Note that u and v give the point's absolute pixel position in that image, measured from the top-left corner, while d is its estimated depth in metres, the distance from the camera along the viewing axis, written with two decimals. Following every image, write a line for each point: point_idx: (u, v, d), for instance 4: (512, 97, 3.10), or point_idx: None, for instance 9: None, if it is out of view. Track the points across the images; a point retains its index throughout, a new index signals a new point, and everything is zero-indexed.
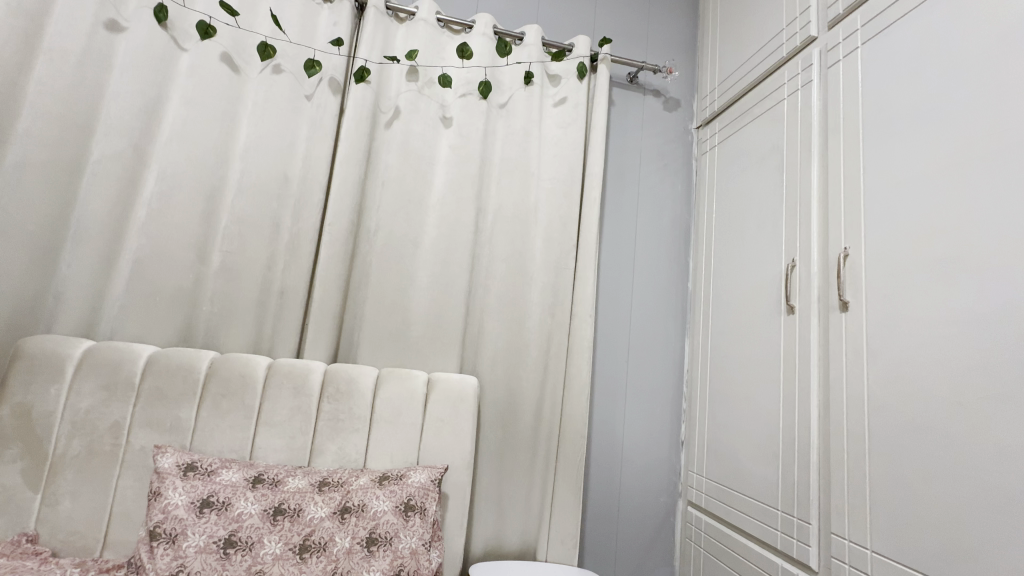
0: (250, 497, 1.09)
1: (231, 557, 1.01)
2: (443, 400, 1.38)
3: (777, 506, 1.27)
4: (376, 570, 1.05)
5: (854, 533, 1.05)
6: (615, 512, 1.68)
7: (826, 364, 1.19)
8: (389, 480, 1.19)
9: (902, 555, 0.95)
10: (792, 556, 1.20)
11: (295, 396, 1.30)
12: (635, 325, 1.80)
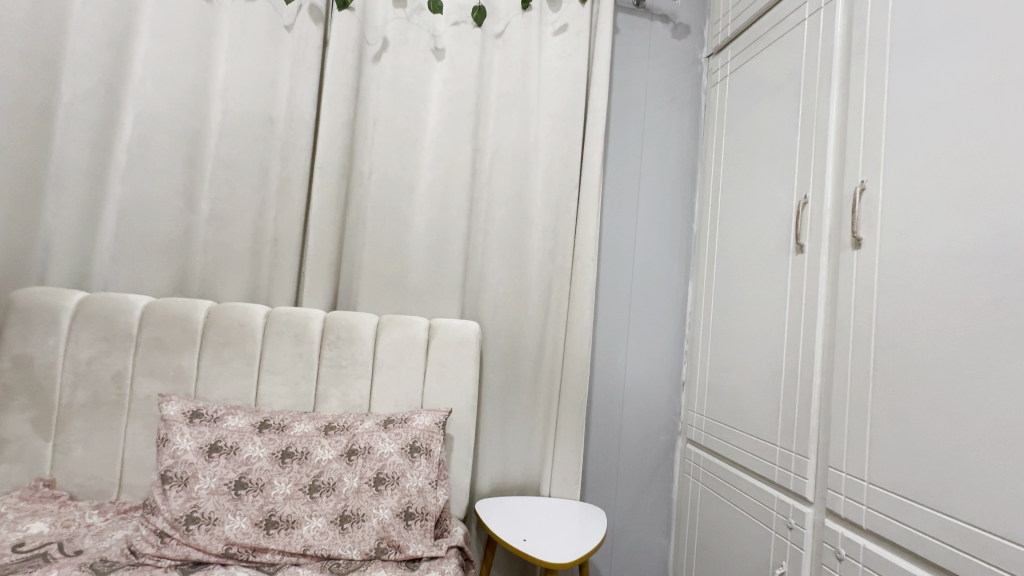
0: (257, 441, 1.11)
1: (243, 497, 1.04)
2: (444, 345, 1.38)
3: (776, 442, 1.29)
4: (385, 507, 1.08)
5: (851, 466, 1.07)
6: (616, 450, 1.72)
7: (834, 302, 1.17)
8: (393, 423, 1.21)
9: (898, 485, 0.97)
10: (788, 488, 1.24)
11: (296, 343, 1.29)
12: (639, 268, 1.77)
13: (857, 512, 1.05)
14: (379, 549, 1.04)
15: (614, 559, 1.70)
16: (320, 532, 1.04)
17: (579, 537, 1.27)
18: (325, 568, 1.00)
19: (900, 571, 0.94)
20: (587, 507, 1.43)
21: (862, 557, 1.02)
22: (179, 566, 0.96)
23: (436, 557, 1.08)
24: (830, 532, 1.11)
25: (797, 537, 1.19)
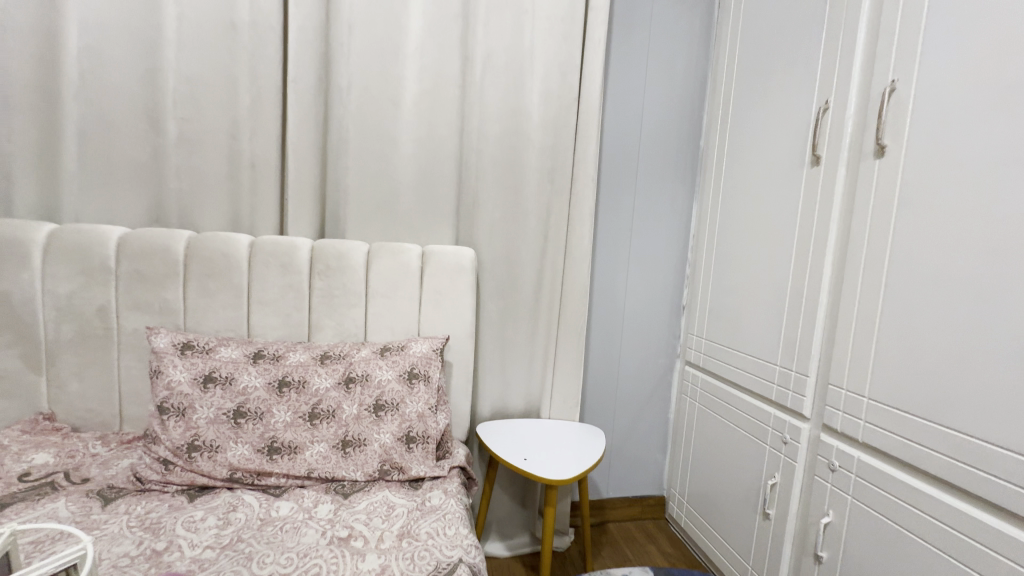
0: (253, 371, 1.09)
1: (243, 425, 1.04)
2: (439, 273, 1.33)
3: (776, 362, 1.29)
4: (386, 432, 1.09)
5: (852, 383, 1.07)
6: (615, 374, 1.74)
7: (848, 218, 1.11)
8: (390, 352, 1.19)
9: (899, 399, 0.96)
10: (786, 406, 1.25)
11: (285, 273, 1.24)
12: (641, 189, 1.68)
13: (854, 426, 1.05)
14: (382, 471, 1.07)
15: (612, 474, 1.77)
16: (323, 456, 1.05)
17: (578, 455, 1.30)
18: (330, 489, 1.02)
19: (893, 480, 0.96)
20: (586, 428, 1.46)
21: (855, 468, 1.04)
22: (185, 491, 0.97)
23: (439, 476, 1.10)
24: (825, 445, 1.13)
25: (792, 451, 1.22)
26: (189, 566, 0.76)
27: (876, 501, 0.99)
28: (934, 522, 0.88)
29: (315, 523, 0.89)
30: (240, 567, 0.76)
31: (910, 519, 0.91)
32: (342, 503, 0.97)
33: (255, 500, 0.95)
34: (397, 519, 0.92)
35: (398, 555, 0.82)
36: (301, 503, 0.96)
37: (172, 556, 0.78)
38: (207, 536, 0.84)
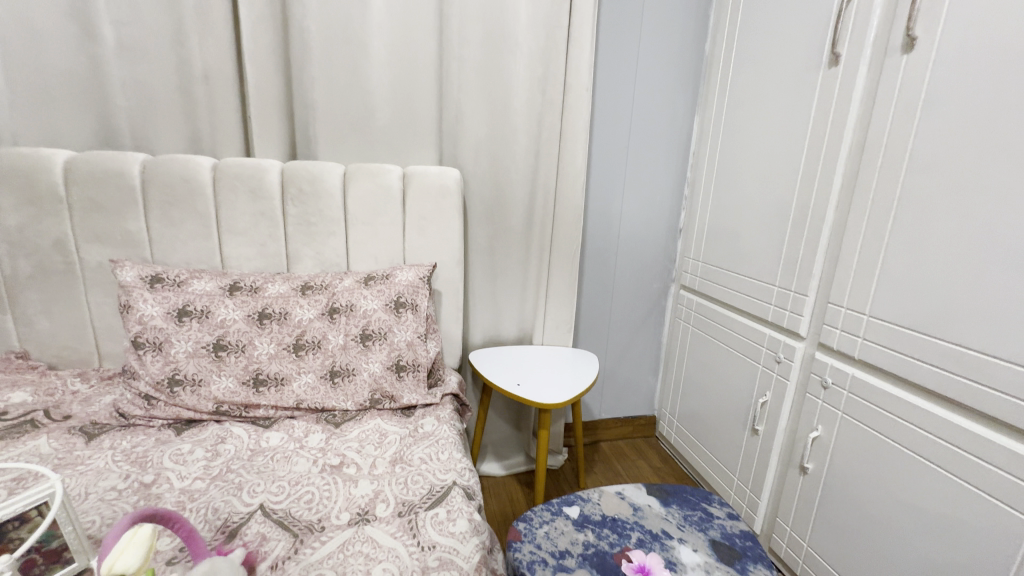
0: (230, 304, 1.04)
1: (225, 358, 1.00)
2: (423, 197, 1.24)
3: (774, 282, 1.25)
4: (375, 361, 1.07)
5: (853, 301, 1.04)
6: (609, 300, 1.71)
7: (865, 125, 1.02)
8: (375, 280, 1.14)
9: (901, 316, 0.94)
10: (782, 326, 1.23)
11: (255, 200, 1.14)
12: (640, 101, 1.54)
13: (851, 343, 1.04)
14: (373, 400, 1.05)
15: (605, 396, 1.80)
16: (311, 387, 1.03)
17: (571, 380, 1.30)
18: (321, 418, 1.00)
19: (887, 395, 0.96)
20: (579, 354, 1.45)
21: (849, 385, 1.04)
22: (171, 424, 0.95)
23: (431, 403, 1.09)
24: (819, 364, 1.12)
25: (785, 370, 1.21)
26: (179, 497, 0.75)
27: (867, 416, 1.00)
28: (925, 434, 0.88)
29: (307, 451, 0.88)
30: (231, 497, 0.75)
31: (902, 432, 0.92)
32: (334, 431, 0.96)
33: (244, 431, 0.94)
34: (389, 445, 0.92)
35: (391, 480, 0.81)
36: (292, 433, 0.94)
37: (161, 489, 0.77)
38: (196, 468, 0.82)
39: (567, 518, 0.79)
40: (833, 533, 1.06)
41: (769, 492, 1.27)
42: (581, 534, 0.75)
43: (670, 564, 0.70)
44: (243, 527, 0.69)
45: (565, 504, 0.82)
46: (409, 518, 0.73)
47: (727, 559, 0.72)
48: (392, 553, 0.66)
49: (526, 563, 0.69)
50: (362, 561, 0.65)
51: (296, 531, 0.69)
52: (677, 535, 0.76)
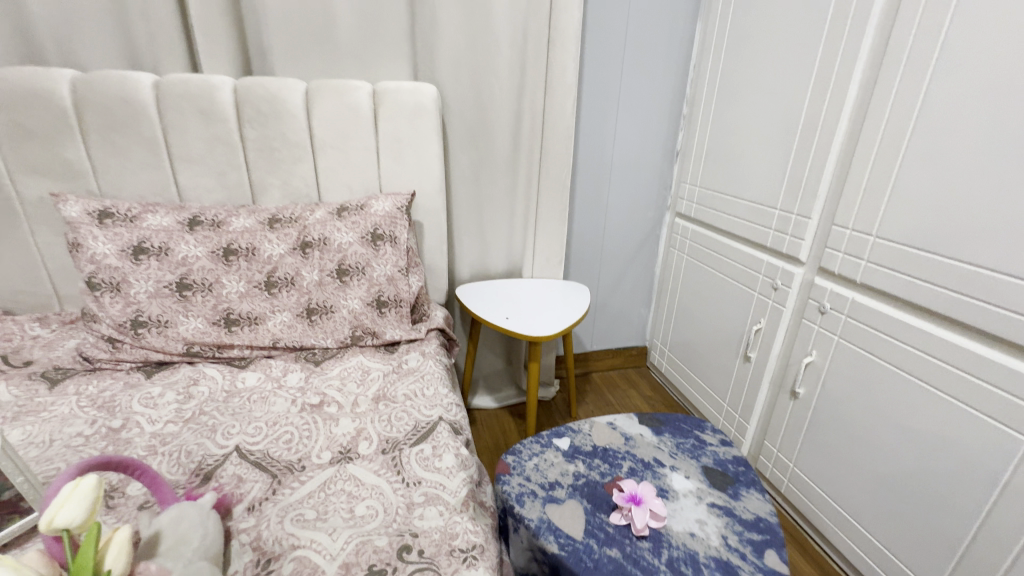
0: (191, 240, 0.96)
1: (192, 299, 0.94)
2: (396, 117, 1.12)
3: (776, 205, 1.18)
4: (354, 297, 1.01)
5: (859, 223, 0.98)
6: (601, 230, 1.64)
7: (891, 21, 0.90)
8: (348, 212, 1.05)
9: (911, 236, 0.88)
10: (781, 251, 1.18)
11: (207, 123, 1.02)
12: (636, 4, 1.37)
13: (854, 267, 0.99)
14: (354, 337, 1.00)
15: (596, 329, 1.78)
16: (287, 326, 0.98)
17: (562, 313, 1.26)
18: (300, 357, 0.96)
19: (888, 319, 0.92)
20: (570, 286, 1.41)
21: (847, 309, 1.01)
22: (141, 367, 0.90)
23: (416, 339, 1.05)
24: (818, 289, 1.08)
25: (781, 297, 1.18)
26: (149, 442, 0.71)
27: (865, 341, 0.97)
28: (925, 357, 0.86)
29: (285, 391, 0.84)
30: (205, 440, 0.71)
31: (901, 355, 0.90)
32: (314, 370, 0.92)
33: (218, 372, 0.89)
34: (372, 383, 0.88)
35: (374, 418, 0.78)
36: (270, 373, 0.90)
37: (131, 433, 0.73)
38: (167, 411, 0.78)
39: (557, 449, 0.77)
40: (821, 454, 1.08)
41: (758, 417, 1.28)
42: (572, 465, 0.74)
43: (662, 492, 0.69)
44: (218, 470, 0.66)
45: (555, 436, 0.80)
46: (394, 455, 0.70)
47: (720, 485, 0.71)
48: (376, 491, 0.64)
49: (515, 495, 0.68)
50: (345, 500, 0.62)
51: (275, 472, 0.66)
52: (669, 463, 0.75)
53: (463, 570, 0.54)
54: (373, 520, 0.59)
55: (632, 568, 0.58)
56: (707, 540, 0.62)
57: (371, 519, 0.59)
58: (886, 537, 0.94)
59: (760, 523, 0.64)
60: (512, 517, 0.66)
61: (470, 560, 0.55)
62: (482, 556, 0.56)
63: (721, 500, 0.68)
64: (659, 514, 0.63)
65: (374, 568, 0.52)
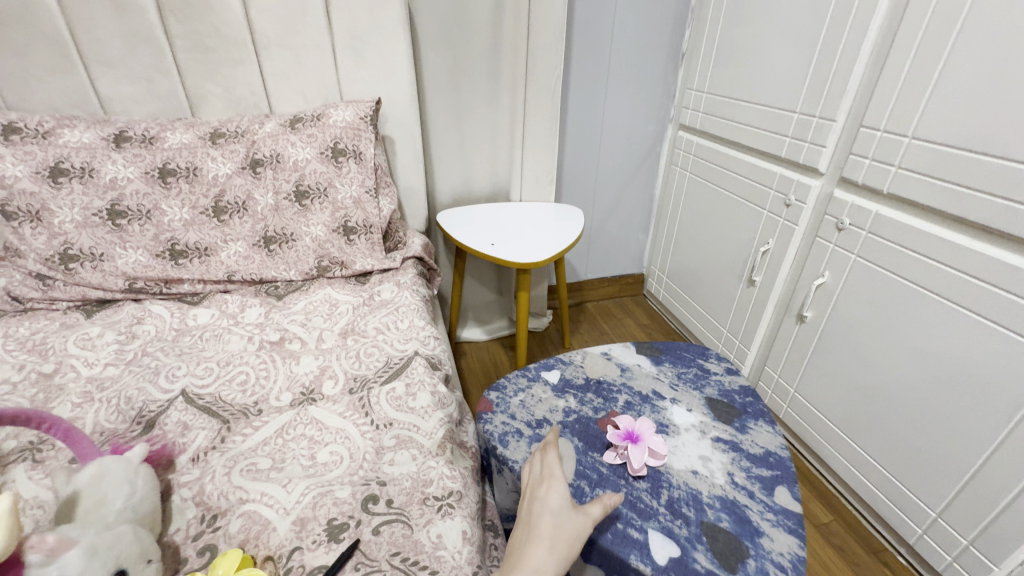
0: (119, 159, 0.82)
1: (128, 228, 0.82)
2: (352, 5, 0.94)
3: (795, 109, 1.04)
4: (317, 223, 0.90)
5: (892, 123, 0.85)
6: (596, 146, 1.48)
7: None
8: (303, 123, 0.91)
9: (955, 136, 0.76)
10: (797, 162, 1.05)
11: (121, 13, 0.83)
12: None
13: (881, 176, 0.87)
14: (320, 268, 0.91)
15: (591, 256, 1.68)
16: (243, 258, 0.87)
17: (553, 238, 1.15)
18: (260, 291, 0.86)
19: (915, 233, 0.82)
20: (562, 209, 1.28)
21: (869, 225, 0.90)
22: (79, 307, 0.80)
23: (390, 269, 0.95)
24: (837, 203, 0.96)
25: (794, 213, 1.07)
26: (84, 388, 0.63)
27: (884, 258, 0.88)
28: (954, 274, 0.77)
29: (241, 328, 0.75)
30: (147, 383, 0.63)
31: (925, 273, 0.81)
32: (275, 305, 0.82)
33: (166, 310, 0.79)
34: (340, 317, 0.79)
35: (340, 355, 0.70)
36: (225, 309, 0.80)
37: (65, 379, 0.65)
38: (107, 353, 0.69)
39: (546, 383, 0.70)
40: (826, 379, 1.03)
41: (760, 343, 1.22)
42: (561, 400, 0.67)
43: (661, 427, 0.63)
44: (161, 417, 0.58)
45: (543, 369, 0.73)
46: (362, 395, 0.63)
47: (725, 417, 0.65)
48: (341, 435, 0.57)
49: (498, 436, 0.61)
50: (305, 446, 0.56)
51: (226, 417, 0.59)
52: (669, 395, 0.68)
53: (437, 521, 0.47)
54: (336, 468, 0.53)
55: (626, 510, 0.52)
56: (711, 478, 0.56)
57: (334, 467, 0.53)
58: (888, 462, 0.91)
59: (769, 458, 0.59)
60: (494, 458, 0.60)
61: (446, 509, 0.49)
62: (459, 504, 0.50)
63: (727, 435, 0.62)
64: (659, 452, 0.57)
65: (334, 523, 0.46)
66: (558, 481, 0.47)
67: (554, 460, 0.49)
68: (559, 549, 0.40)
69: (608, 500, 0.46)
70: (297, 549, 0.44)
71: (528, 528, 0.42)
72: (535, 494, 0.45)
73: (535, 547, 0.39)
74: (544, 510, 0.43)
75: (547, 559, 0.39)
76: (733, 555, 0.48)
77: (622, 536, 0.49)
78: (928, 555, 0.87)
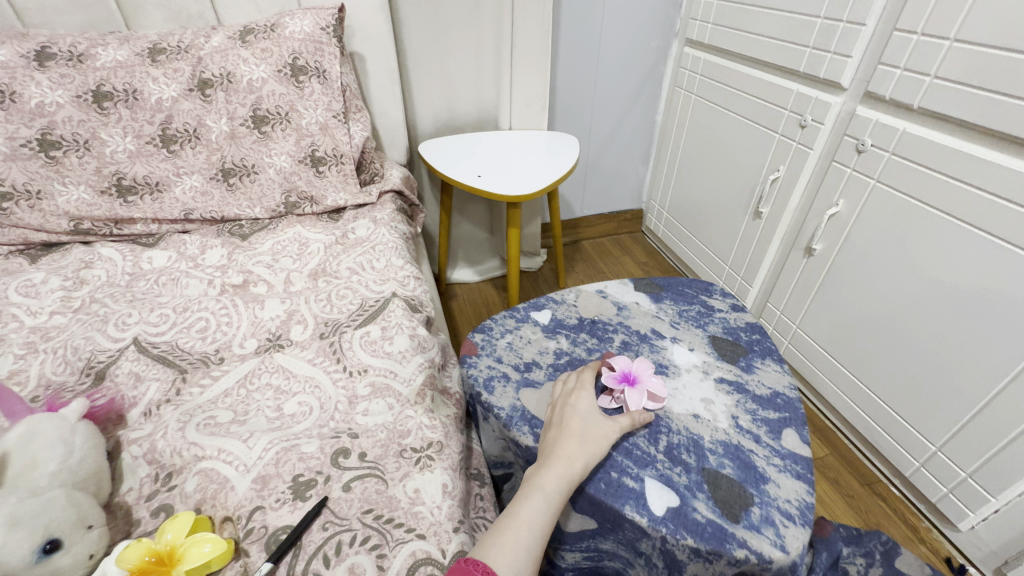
0: (42, 79, 0.70)
1: (65, 161, 0.72)
2: None
3: (818, 13, 0.91)
4: (280, 153, 0.81)
5: (932, 24, 0.73)
6: (593, 67, 1.35)
7: None
8: (255, 35, 0.79)
9: (1006, 35, 0.65)
10: (817, 77, 0.94)
11: None
12: None
13: (913, 89, 0.77)
14: (288, 204, 0.83)
15: (587, 191, 1.59)
16: (199, 193, 0.79)
17: (545, 168, 1.06)
18: (222, 231, 0.79)
19: (946, 152, 0.74)
20: (557, 137, 1.18)
21: (894, 145, 0.81)
22: (22, 252, 0.72)
23: (365, 204, 0.87)
24: (858, 122, 0.86)
25: (808, 136, 0.97)
26: (27, 338, 0.56)
27: (906, 183, 0.80)
28: (984, 197, 0.70)
29: (201, 271, 0.69)
30: (95, 332, 0.57)
31: (951, 198, 0.74)
32: (239, 245, 0.75)
33: (117, 252, 0.72)
34: (311, 257, 0.72)
35: (310, 297, 0.64)
36: (184, 252, 0.73)
37: (6, 329, 0.58)
38: (52, 301, 0.62)
39: (536, 324, 0.65)
40: (831, 314, 0.98)
41: (763, 278, 1.17)
42: (552, 341, 0.62)
43: (661, 368, 0.58)
44: (111, 368, 0.52)
45: (533, 309, 0.67)
46: (333, 340, 0.57)
47: (730, 356, 0.60)
48: (311, 384, 0.52)
49: (483, 381, 0.56)
50: (271, 397, 0.51)
51: (183, 366, 0.54)
52: (670, 334, 0.63)
53: (415, 475, 0.43)
54: (304, 420, 0.48)
55: (622, 458, 0.48)
56: (713, 422, 0.52)
57: (303, 419, 0.48)
58: (890, 397, 0.89)
59: (776, 399, 0.55)
60: (479, 405, 0.56)
61: (424, 461, 0.45)
62: (440, 455, 0.45)
63: (731, 375, 0.58)
64: (658, 395, 0.53)
65: (300, 480, 0.42)
66: (589, 391, 0.50)
67: (588, 376, 0.52)
68: (588, 445, 0.44)
69: (634, 415, 0.49)
70: (258, 508, 0.40)
71: (560, 428, 0.45)
72: (565, 401, 0.49)
73: (566, 442, 0.43)
74: (574, 413, 0.47)
75: (578, 451, 0.43)
76: (736, 504, 0.44)
77: (617, 486, 0.45)
78: (923, 487, 0.86)
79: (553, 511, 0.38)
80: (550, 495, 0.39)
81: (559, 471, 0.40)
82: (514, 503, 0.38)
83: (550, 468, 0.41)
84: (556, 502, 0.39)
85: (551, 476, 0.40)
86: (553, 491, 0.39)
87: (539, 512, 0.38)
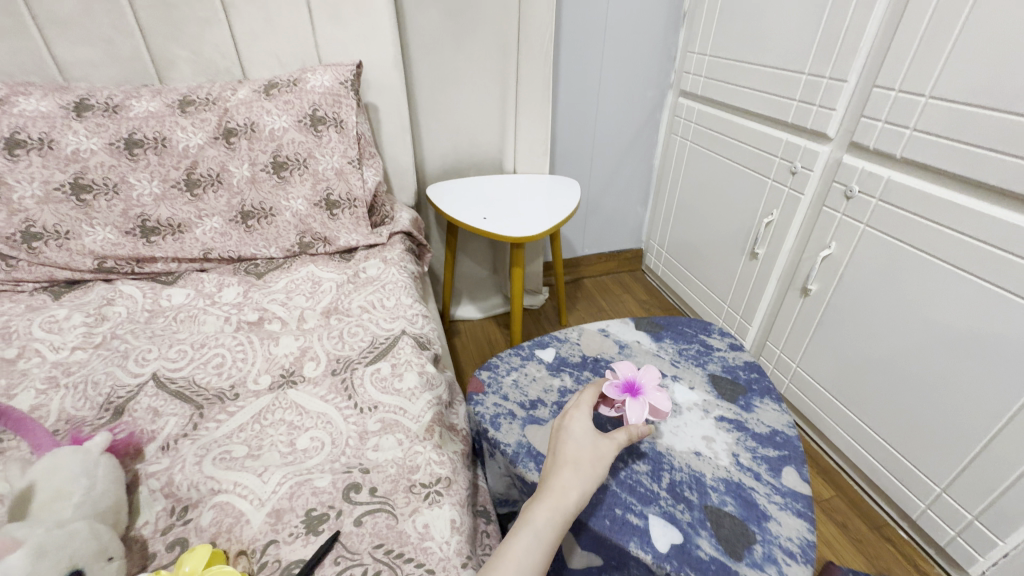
0: (79, 128, 0.75)
1: (93, 204, 0.76)
2: None
3: (803, 70, 0.98)
4: (298, 197, 0.86)
5: (909, 81, 0.79)
6: (592, 116, 1.42)
7: None
8: (278, 88, 0.85)
9: (978, 93, 0.70)
10: (804, 127, 0.99)
11: None
12: None
13: (895, 139, 0.82)
14: (302, 245, 0.87)
15: (588, 231, 1.64)
16: (218, 234, 0.83)
17: (547, 211, 1.10)
18: (239, 270, 0.82)
19: (930, 199, 0.78)
20: (558, 180, 1.23)
21: (880, 191, 0.85)
22: (45, 289, 0.74)
23: (376, 245, 0.90)
24: (846, 169, 0.91)
25: (799, 181, 1.02)
26: (49, 373, 0.59)
27: (895, 228, 0.84)
28: (971, 243, 0.73)
29: (218, 309, 0.71)
30: (115, 367, 0.59)
31: (938, 242, 0.77)
32: (254, 284, 0.78)
33: (138, 290, 0.75)
34: (323, 295, 0.75)
35: (323, 335, 0.66)
36: (201, 290, 0.76)
37: (30, 364, 0.60)
38: (73, 337, 0.65)
39: (540, 362, 0.67)
40: (829, 354, 1.00)
41: (763, 317, 1.19)
42: (557, 379, 0.64)
43: None
44: (130, 403, 0.54)
45: (538, 347, 0.70)
46: (345, 377, 0.59)
47: (729, 395, 0.62)
48: (323, 419, 0.54)
49: (490, 418, 0.58)
50: (284, 432, 0.52)
51: (199, 402, 0.55)
52: (671, 373, 0.65)
53: (424, 510, 0.44)
54: (316, 455, 0.50)
55: (625, 494, 0.49)
56: (714, 460, 0.53)
57: (315, 454, 0.50)
58: (892, 437, 0.89)
59: (776, 438, 0.56)
60: (487, 441, 0.57)
61: (433, 497, 0.46)
62: (448, 491, 0.47)
63: (731, 414, 0.59)
64: (660, 410, 0.54)
65: (313, 514, 0.43)
66: (585, 412, 0.51)
67: (587, 395, 0.53)
68: (583, 471, 0.44)
69: (635, 428, 0.50)
70: (272, 542, 0.41)
71: (555, 457, 0.46)
72: (561, 425, 0.49)
73: (561, 470, 0.44)
74: (569, 438, 0.47)
75: (573, 480, 0.43)
76: (738, 542, 0.45)
77: (621, 523, 0.46)
78: (931, 529, 0.85)
79: (547, 547, 0.39)
80: (540, 531, 0.39)
81: (551, 504, 0.41)
82: (505, 542, 0.39)
83: (543, 502, 0.41)
84: (548, 538, 0.39)
85: (543, 510, 0.40)
86: (544, 526, 0.39)
87: (530, 549, 0.38)
